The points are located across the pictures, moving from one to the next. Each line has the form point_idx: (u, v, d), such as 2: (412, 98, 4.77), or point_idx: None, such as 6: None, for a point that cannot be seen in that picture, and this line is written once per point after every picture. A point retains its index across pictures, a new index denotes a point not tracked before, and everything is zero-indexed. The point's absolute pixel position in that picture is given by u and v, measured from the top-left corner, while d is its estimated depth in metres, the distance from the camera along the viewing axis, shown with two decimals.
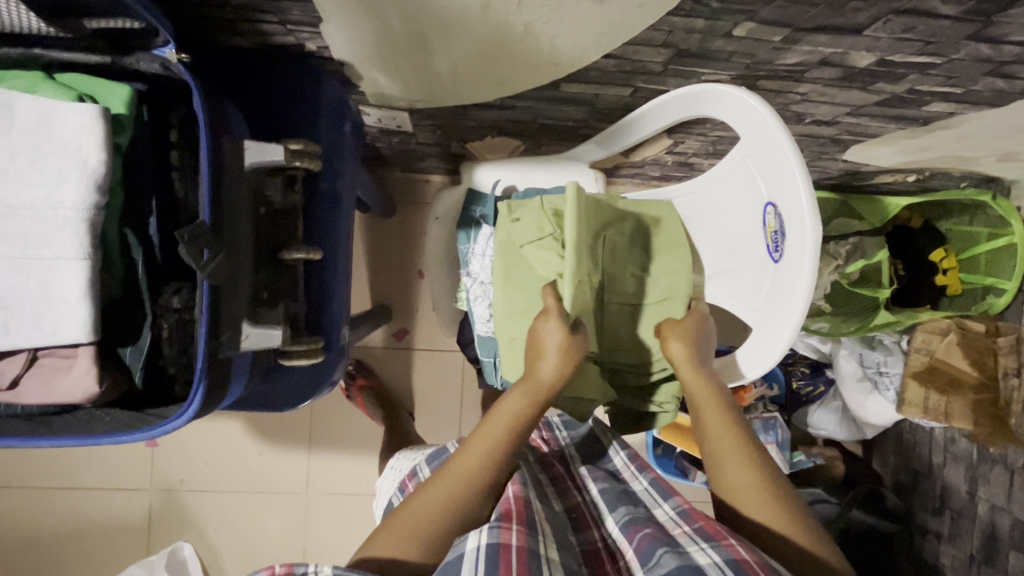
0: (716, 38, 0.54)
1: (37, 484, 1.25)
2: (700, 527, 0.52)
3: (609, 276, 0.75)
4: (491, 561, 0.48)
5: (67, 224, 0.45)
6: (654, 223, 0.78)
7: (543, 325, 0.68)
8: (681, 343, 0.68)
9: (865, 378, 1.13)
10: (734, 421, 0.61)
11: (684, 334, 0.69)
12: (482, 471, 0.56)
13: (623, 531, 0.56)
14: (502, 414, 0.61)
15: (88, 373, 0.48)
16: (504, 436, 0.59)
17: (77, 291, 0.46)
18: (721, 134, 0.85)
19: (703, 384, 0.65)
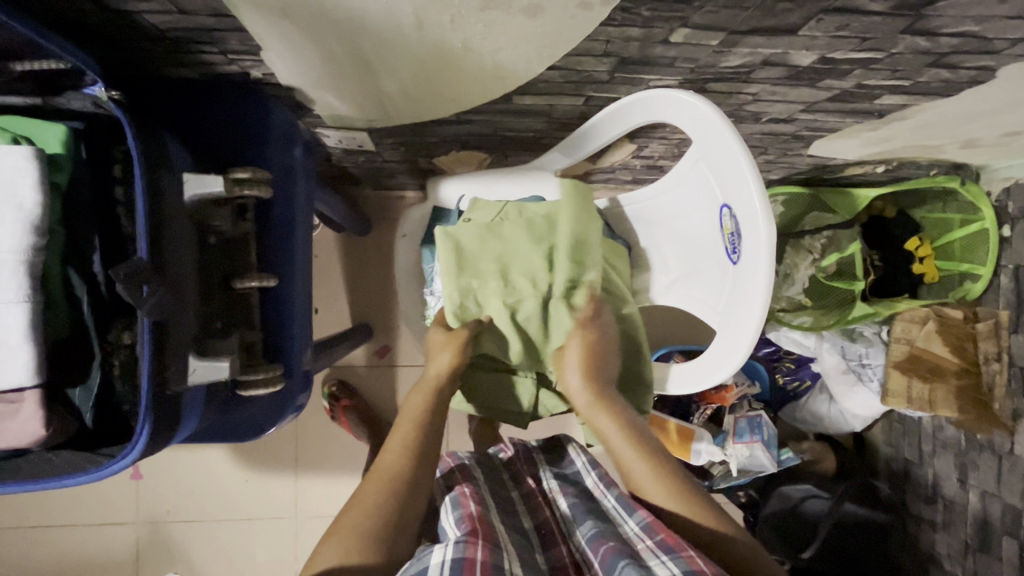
0: (655, 45, 0.54)
1: (23, 522, 1.24)
2: (662, 540, 0.52)
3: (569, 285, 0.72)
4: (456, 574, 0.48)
5: (5, 267, 0.45)
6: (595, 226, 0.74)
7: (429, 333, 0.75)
8: (578, 366, 0.70)
9: (849, 371, 1.13)
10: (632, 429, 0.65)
11: (583, 352, 0.70)
12: (403, 456, 0.62)
13: (590, 545, 0.56)
14: (408, 413, 0.68)
15: (36, 415, 0.48)
16: (414, 427, 0.66)
17: (18, 334, 0.46)
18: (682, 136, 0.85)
19: (600, 400, 0.68)
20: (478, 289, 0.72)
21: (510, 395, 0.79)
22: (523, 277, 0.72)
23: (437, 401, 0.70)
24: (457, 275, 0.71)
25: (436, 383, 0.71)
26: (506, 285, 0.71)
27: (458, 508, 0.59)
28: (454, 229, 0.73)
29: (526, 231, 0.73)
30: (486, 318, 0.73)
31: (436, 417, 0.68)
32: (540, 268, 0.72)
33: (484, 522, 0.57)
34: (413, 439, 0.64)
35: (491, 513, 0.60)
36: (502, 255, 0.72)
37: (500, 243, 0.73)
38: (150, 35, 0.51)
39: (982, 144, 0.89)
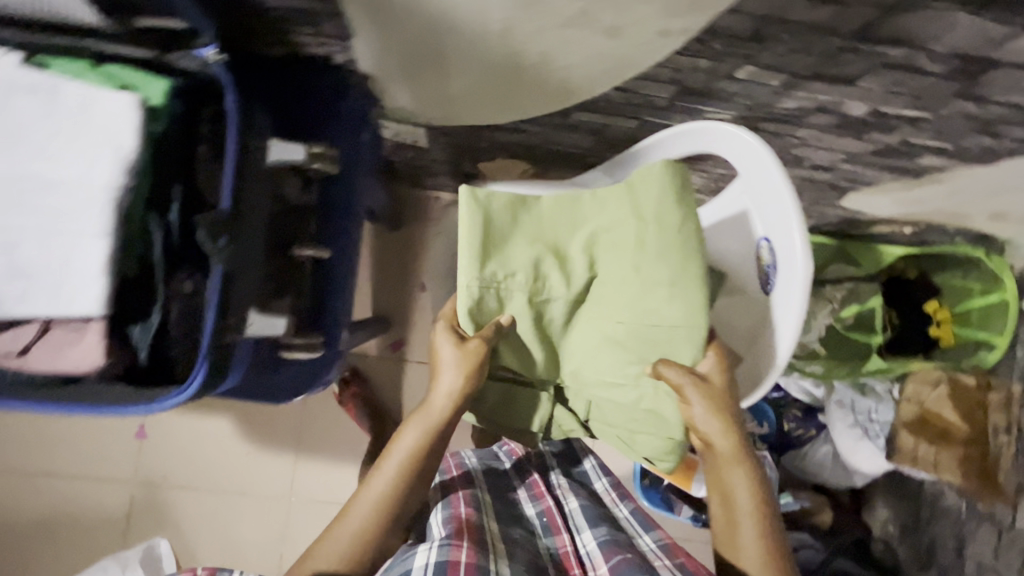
0: (720, 78, 0.57)
1: (23, 467, 1.25)
2: (681, 562, 0.57)
3: (603, 290, 0.65)
4: None
5: (96, 203, 0.48)
6: (634, 209, 0.64)
7: (437, 343, 0.67)
8: (706, 399, 0.62)
9: (856, 425, 1.12)
10: (746, 466, 0.63)
11: (709, 390, 0.63)
12: (382, 500, 0.59)
13: (601, 548, 0.60)
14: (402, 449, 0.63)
15: (97, 344, 0.50)
16: (402, 471, 0.61)
17: (95, 266, 0.48)
18: (724, 172, 0.88)
19: (726, 433, 0.63)
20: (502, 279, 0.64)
21: (523, 409, 0.72)
22: (556, 273, 0.64)
23: (433, 448, 0.63)
24: (481, 259, 0.63)
25: (435, 421, 0.64)
26: (536, 280, 0.64)
27: (448, 508, 0.63)
28: (484, 192, 0.66)
29: (563, 217, 0.67)
30: (506, 319, 0.64)
31: (425, 464, 0.63)
32: (579, 263, 0.65)
33: (470, 523, 0.60)
34: (394, 493, 0.60)
35: (482, 516, 0.64)
36: (535, 238, 0.66)
37: (536, 224, 0.67)
38: (257, 12, 0.56)
39: (1011, 218, 0.92)
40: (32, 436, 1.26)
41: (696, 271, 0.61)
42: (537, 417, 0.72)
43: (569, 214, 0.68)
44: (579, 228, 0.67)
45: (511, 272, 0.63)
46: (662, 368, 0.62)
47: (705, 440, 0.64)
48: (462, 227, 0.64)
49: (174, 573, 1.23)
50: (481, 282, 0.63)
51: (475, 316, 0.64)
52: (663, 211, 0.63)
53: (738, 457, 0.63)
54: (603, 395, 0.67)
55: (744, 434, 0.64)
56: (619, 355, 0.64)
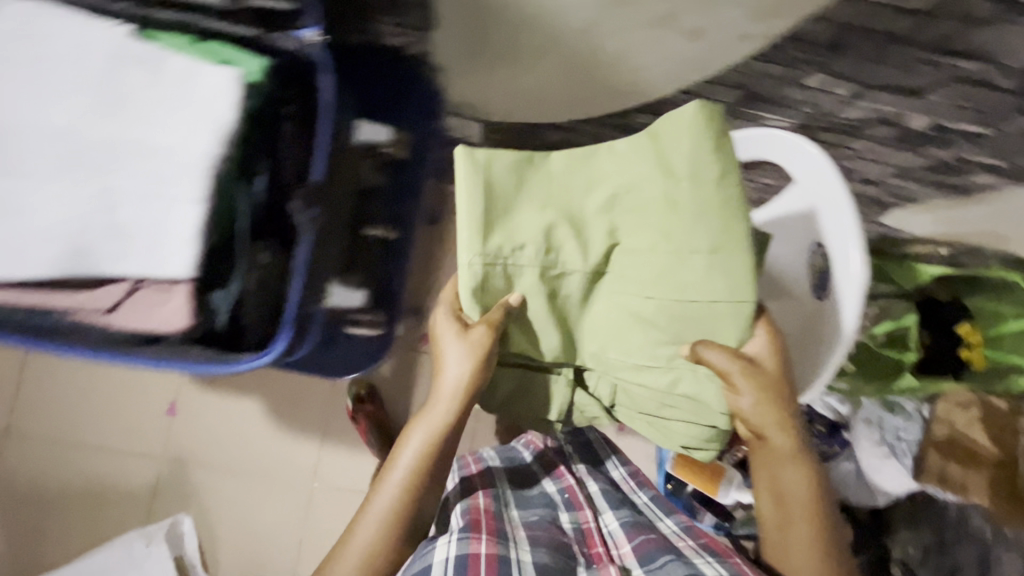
0: (788, 85, 0.59)
1: (53, 437, 1.27)
2: (705, 542, 0.62)
3: (628, 258, 0.61)
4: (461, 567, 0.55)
5: (193, 170, 0.51)
6: (668, 163, 0.57)
7: (439, 335, 0.66)
8: (760, 394, 0.61)
9: (883, 443, 1.09)
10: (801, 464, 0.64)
11: (762, 383, 0.61)
12: (394, 507, 0.61)
13: (624, 529, 0.66)
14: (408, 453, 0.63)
15: (182, 306, 0.52)
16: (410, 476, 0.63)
17: (189, 229, 0.50)
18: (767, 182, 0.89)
19: (783, 432, 0.64)
20: (510, 253, 0.59)
21: (539, 398, 0.72)
22: (570, 243, 0.61)
23: (438, 451, 0.64)
24: (486, 233, 0.59)
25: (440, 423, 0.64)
26: (548, 252, 0.60)
27: (467, 503, 0.67)
28: (482, 153, 0.60)
29: (576, 176, 0.62)
30: (517, 299, 0.61)
31: (432, 467, 0.63)
32: (596, 231, 0.61)
33: (489, 517, 0.64)
34: (403, 499, 0.62)
35: (501, 507, 0.68)
36: (547, 203, 0.60)
37: (544, 185, 0.61)
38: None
39: None
40: (65, 407, 1.28)
41: (740, 233, 0.56)
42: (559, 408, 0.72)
43: (588, 170, 0.61)
44: (598, 187, 0.60)
45: (520, 245, 0.59)
46: (702, 348, 0.60)
47: (763, 435, 0.64)
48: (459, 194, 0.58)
49: (195, 550, 1.24)
50: (491, 257, 0.59)
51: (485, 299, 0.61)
52: (701, 163, 0.56)
53: (793, 455, 0.64)
54: (632, 380, 0.65)
55: (799, 431, 0.65)
56: (650, 334, 0.62)
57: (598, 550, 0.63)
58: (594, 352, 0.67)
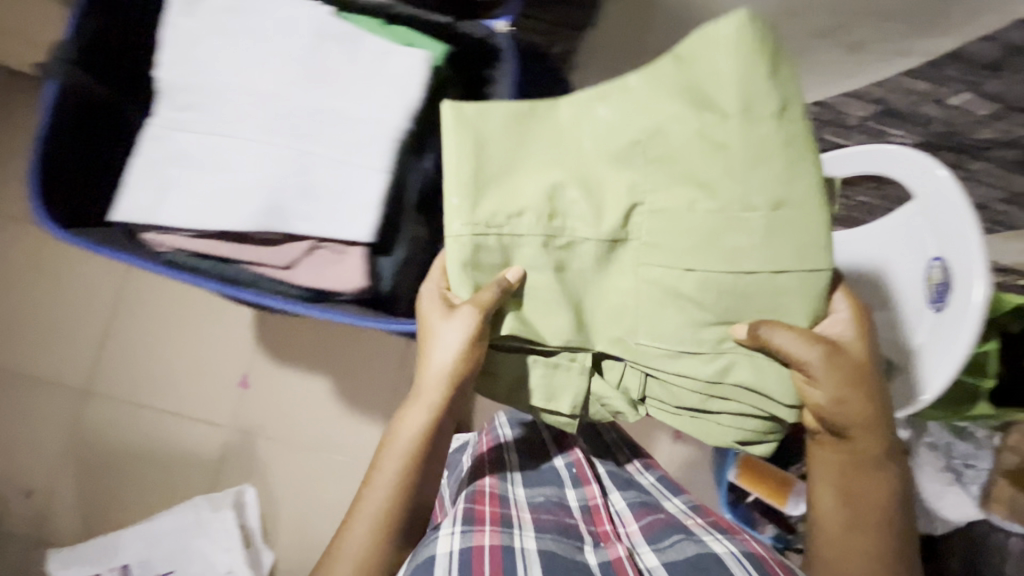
0: (926, 102, 0.76)
1: (128, 399, 1.32)
2: (716, 520, 0.71)
3: (657, 215, 0.58)
4: (464, 558, 0.59)
5: (383, 143, 0.69)
6: (687, 107, 0.55)
7: (427, 308, 0.64)
8: (849, 386, 0.59)
9: (948, 469, 1.01)
10: (874, 478, 0.64)
11: (849, 371, 0.59)
12: (393, 491, 0.64)
13: (633, 509, 0.75)
14: (406, 434, 0.65)
15: (358, 270, 0.70)
16: (404, 459, 0.64)
17: (377, 192, 0.69)
18: (866, 200, 0.96)
19: (868, 441, 0.62)
20: (500, 210, 0.59)
21: (564, 390, 0.66)
22: (580, 202, 0.59)
23: (434, 433, 0.65)
24: (474, 197, 0.59)
25: (431, 406, 0.64)
26: (551, 213, 0.59)
27: (472, 486, 0.73)
28: (472, 109, 0.60)
29: (581, 127, 0.60)
30: (513, 275, 0.60)
31: (425, 447, 0.65)
32: (615, 190, 0.59)
33: (496, 500, 0.70)
34: (402, 481, 0.64)
35: (504, 484, 0.75)
36: (551, 159, 0.60)
37: (553, 143, 0.60)
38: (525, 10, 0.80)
39: None
40: (142, 370, 1.32)
41: (811, 189, 0.53)
42: (576, 400, 0.66)
43: (593, 120, 0.59)
44: (619, 131, 0.58)
45: (516, 205, 0.59)
46: (764, 327, 0.56)
47: (846, 431, 0.62)
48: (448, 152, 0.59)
49: (258, 522, 1.28)
50: (482, 228, 0.59)
51: (478, 272, 0.61)
52: (755, 95, 0.52)
53: (869, 466, 0.64)
54: (672, 369, 0.61)
55: (889, 438, 0.63)
56: (691, 312, 0.59)
57: (605, 529, 0.70)
58: (615, 335, 0.63)
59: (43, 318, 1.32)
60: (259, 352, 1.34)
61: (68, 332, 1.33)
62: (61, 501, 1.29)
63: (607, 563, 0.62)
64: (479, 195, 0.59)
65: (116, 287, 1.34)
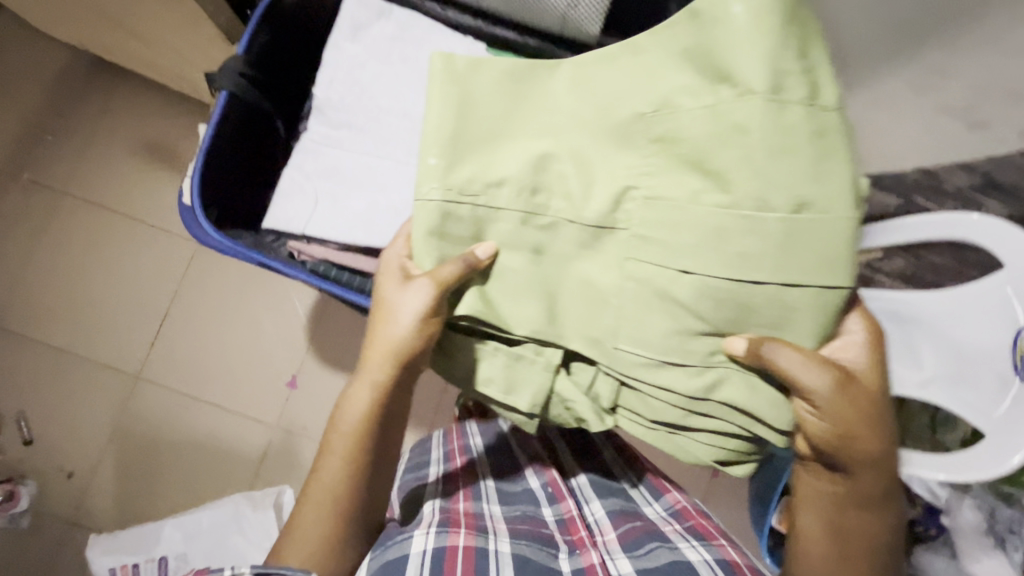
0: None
1: (179, 389, 1.36)
2: (692, 526, 0.71)
3: (661, 196, 0.58)
4: (438, 559, 0.60)
5: None
6: (697, 87, 0.56)
7: (384, 279, 0.65)
8: (851, 409, 0.60)
9: (989, 533, 0.91)
10: (869, 520, 0.64)
11: (855, 394, 0.60)
12: (342, 470, 0.64)
13: (611, 518, 0.74)
14: (353, 410, 0.66)
15: None
16: (357, 438, 0.65)
17: None
18: (936, 260, 0.90)
19: (869, 478, 0.62)
20: (475, 169, 0.61)
21: (525, 386, 0.64)
22: (570, 177, 0.60)
23: (384, 412, 0.66)
24: (450, 164, 0.60)
25: (381, 382, 0.65)
26: (536, 187, 0.60)
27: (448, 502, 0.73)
28: (459, 66, 0.63)
29: (581, 101, 0.61)
30: (484, 250, 0.61)
31: (375, 423, 0.66)
32: (606, 171, 0.60)
33: (471, 515, 0.70)
34: (353, 460, 0.65)
35: (478, 504, 0.74)
36: (544, 129, 0.62)
37: (546, 115, 0.62)
38: None
39: None
40: (191, 359, 1.37)
41: (838, 191, 0.53)
42: (537, 396, 0.64)
43: (591, 94, 0.61)
44: (622, 106, 0.59)
45: (490, 166, 0.60)
46: (770, 345, 0.56)
47: (846, 461, 0.61)
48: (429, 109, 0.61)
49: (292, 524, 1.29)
50: (455, 193, 0.60)
51: (449, 242, 0.62)
52: (783, 74, 0.54)
53: (866, 505, 0.63)
54: (654, 381, 0.61)
55: (887, 479, 0.63)
56: (682, 315, 0.58)
57: (581, 536, 0.71)
58: (603, 335, 0.62)
59: (102, 302, 1.37)
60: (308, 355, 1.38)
61: (128, 319, 1.37)
62: (102, 481, 1.33)
63: (581, 570, 0.64)
64: (457, 161, 0.60)
65: (192, 280, 1.39)
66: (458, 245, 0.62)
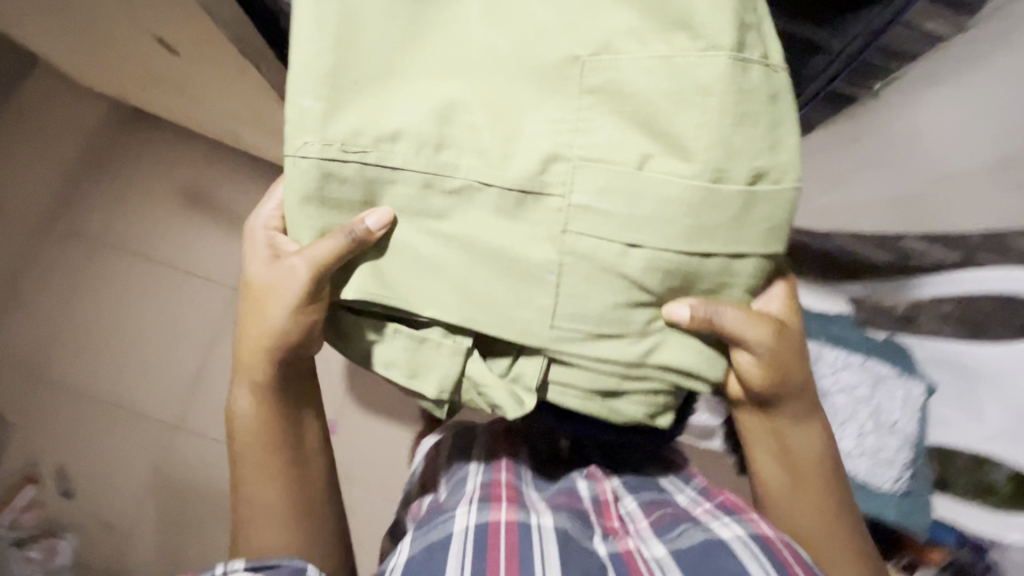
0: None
1: (214, 436, 1.67)
2: (723, 502, 0.80)
3: (585, 151, 0.63)
4: (481, 532, 0.69)
5: None
6: (647, 29, 0.61)
7: (252, 275, 0.77)
8: (782, 356, 0.78)
9: None
10: (809, 437, 0.88)
11: (783, 343, 0.78)
12: (258, 461, 0.82)
13: (643, 507, 0.83)
14: (246, 409, 0.82)
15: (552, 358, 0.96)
16: (259, 428, 0.82)
17: None
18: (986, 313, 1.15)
19: (798, 406, 0.86)
20: (376, 107, 0.64)
21: (428, 366, 0.70)
22: (481, 130, 0.63)
23: (272, 400, 0.82)
24: (331, 113, 0.63)
25: (259, 377, 0.80)
26: (444, 139, 0.63)
27: (491, 476, 0.83)
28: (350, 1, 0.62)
29: (494, 38, 0.63)
30: (375, 224, 0.65)
31: (276, 411, 0.82)
32: (537, 127, 0.63)
33: (512, 491, 0.80)
34: (264, 447, 0.82)
35: (520, 484, 0.84)
36: (445, 74, 0.63)
37: (450, 53, 0.63)
38: None
39: None
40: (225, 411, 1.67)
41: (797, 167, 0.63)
42: (442, 380, 0.69)
43: (506, 30, 0.63)
44: (555, 55, 0.62)
45: (392, 112, 0.63)
46: (709, 308, 0.67)
47: (778, 397, 0.83)
48: (312, 55, 0.62)
49: None
50: (336, 147, 0.63)
51: (343, 209, 0.67)
52: (746, 33, 0.60)
53: (805, 428, 0.88)
54: (589, 354, 0.66)
55: (808, 403, 0.87)
56: (617, 279, 0.64)
57: (615, 524, 0.78)
58: (537, 315, 0.65)
59: (156, 364, 1.68)
60: (347, 401, 1.63)
61: (174, 375, 1.68)
62: (143, 526, 1.66)
63: (617, 553, 0.71)
64: (335, 109, 0.63)
65: None
66: (350, 214, 0.67)
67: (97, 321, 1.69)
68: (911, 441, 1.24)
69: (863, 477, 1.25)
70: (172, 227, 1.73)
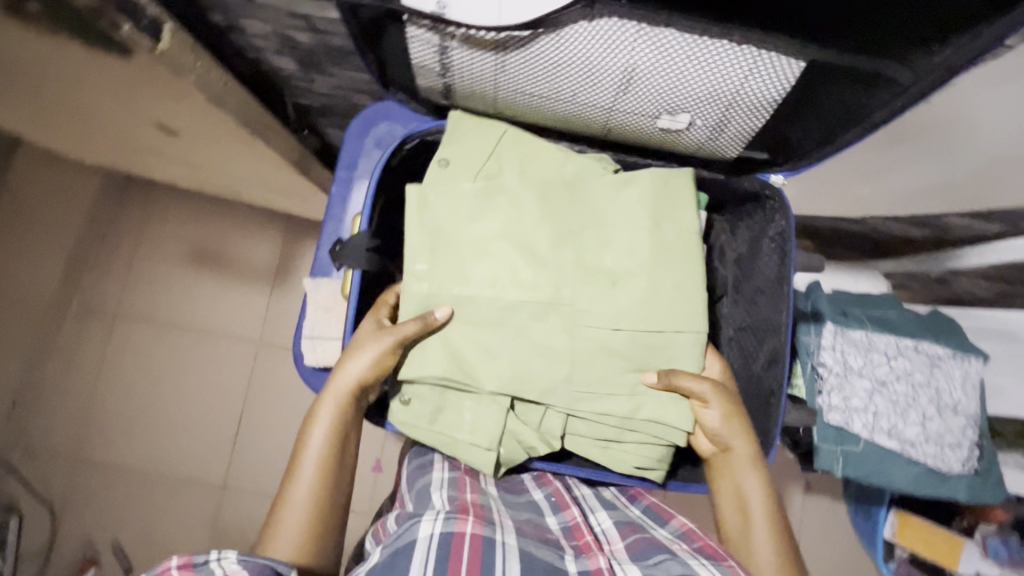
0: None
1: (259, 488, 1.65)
2: (701, 547, 0.69)
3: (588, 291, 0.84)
4: (444, 543, 0.62)
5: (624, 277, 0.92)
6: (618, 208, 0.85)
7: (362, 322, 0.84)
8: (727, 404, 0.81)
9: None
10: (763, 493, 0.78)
11: (722, 390, 0.81)
12: (312, 481, 0.72)
13: (618, 530, 0.76)
14: (320, 422, 0.76)
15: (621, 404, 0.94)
16: (326, 447, 0.75)
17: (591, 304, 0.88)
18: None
19: (745, 450, 0.80)
20: (448, 272, 0.84)
21: (483, 428, 0.82)
22: (516, 282, 0.83)
23: (351, 419, 0.78)
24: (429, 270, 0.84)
25: (346, 396, 0.77)
26: (492, 291, 0.83)
27: (456, 491, 0.76)
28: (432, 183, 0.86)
29: (529, 202, 0.85)
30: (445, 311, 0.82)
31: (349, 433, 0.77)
32: (553, 275, 0.84)
33: (477, 507, 0.72)
34: (325, 466, 0.74)
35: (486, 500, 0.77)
36: (493, 233, 0.85)
37: (498, 220, 0.85)
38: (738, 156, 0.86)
39: None
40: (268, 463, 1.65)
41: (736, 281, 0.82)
42: (492, 435, 0.82)
43: (536, 200, 0.85)
44: (560, 225, 0.85)
45: (462, 273, 0.84)
46: (672, 375, 0.81)
47: (723, 442, 0.81)
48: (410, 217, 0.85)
49: None
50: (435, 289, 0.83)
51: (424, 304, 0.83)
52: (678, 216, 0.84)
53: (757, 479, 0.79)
54: (593, 409, 0.84)
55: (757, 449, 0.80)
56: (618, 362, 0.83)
57: (587, 541, 0.71)
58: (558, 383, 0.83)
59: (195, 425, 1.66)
60: (390, 441, 1.61)
61: (212, 433, 1.67)
62: None
63: (587, 571, 0.64)
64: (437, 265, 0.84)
65: (275, 388, 1.68)
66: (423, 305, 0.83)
67: (131, 391, 1.67)
68: (976, 420, 1.23)
69: (933, 464, 1.20)
70: (199, 294, 1.71)
